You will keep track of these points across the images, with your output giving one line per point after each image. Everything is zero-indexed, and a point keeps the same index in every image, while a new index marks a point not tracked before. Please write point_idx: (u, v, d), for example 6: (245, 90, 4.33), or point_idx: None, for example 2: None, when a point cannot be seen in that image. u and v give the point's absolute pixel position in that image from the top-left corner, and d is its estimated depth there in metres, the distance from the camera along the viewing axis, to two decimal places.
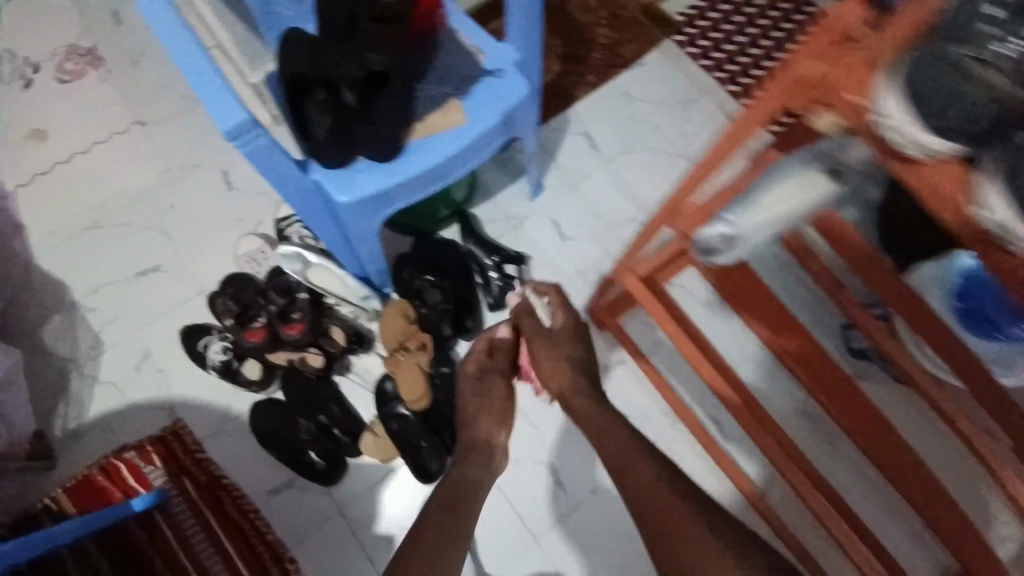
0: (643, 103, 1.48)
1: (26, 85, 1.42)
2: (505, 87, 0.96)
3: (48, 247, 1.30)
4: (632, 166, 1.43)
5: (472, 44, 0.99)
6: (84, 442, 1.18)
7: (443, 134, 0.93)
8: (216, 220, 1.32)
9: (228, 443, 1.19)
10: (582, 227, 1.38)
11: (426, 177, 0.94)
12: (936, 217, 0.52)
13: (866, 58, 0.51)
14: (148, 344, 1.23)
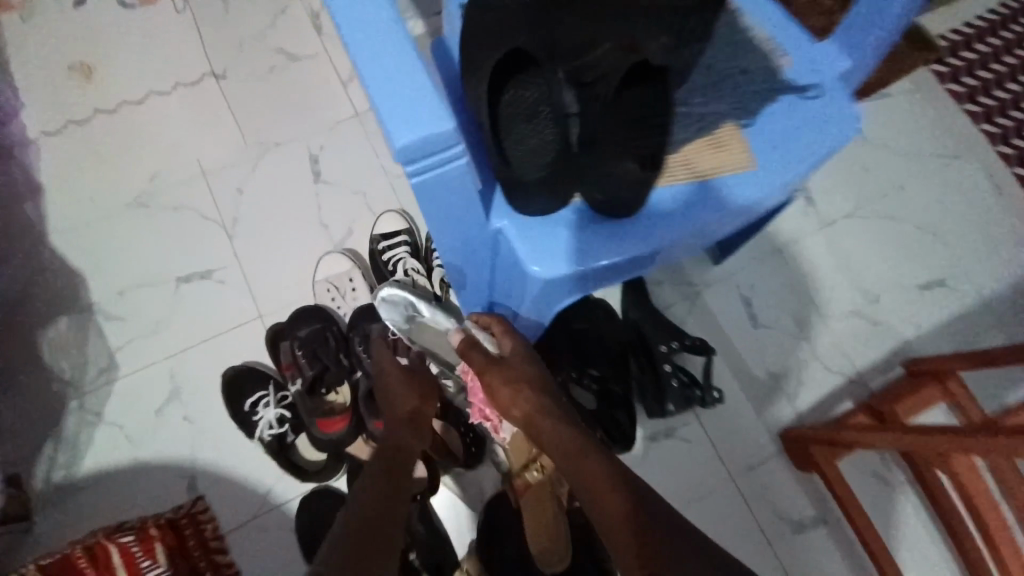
0: (885, 149, 1.07)
1: (77, 1, 1.10)
2: (821, 121, 0.58)
3: (72, 220, 0.98)
4: (861, 236, 1.02)
5: (769, 36, 0.61)
6: (71, 503, 0.85)
7: (708, 186, 0.57)
8: (296, 224, 0.97)
9: (260, 545, 0.84)
10: (783, 309, 0.98)
11: (662, 252, 0.59)
12: None
13: None
14: (176, 378, 0.89)
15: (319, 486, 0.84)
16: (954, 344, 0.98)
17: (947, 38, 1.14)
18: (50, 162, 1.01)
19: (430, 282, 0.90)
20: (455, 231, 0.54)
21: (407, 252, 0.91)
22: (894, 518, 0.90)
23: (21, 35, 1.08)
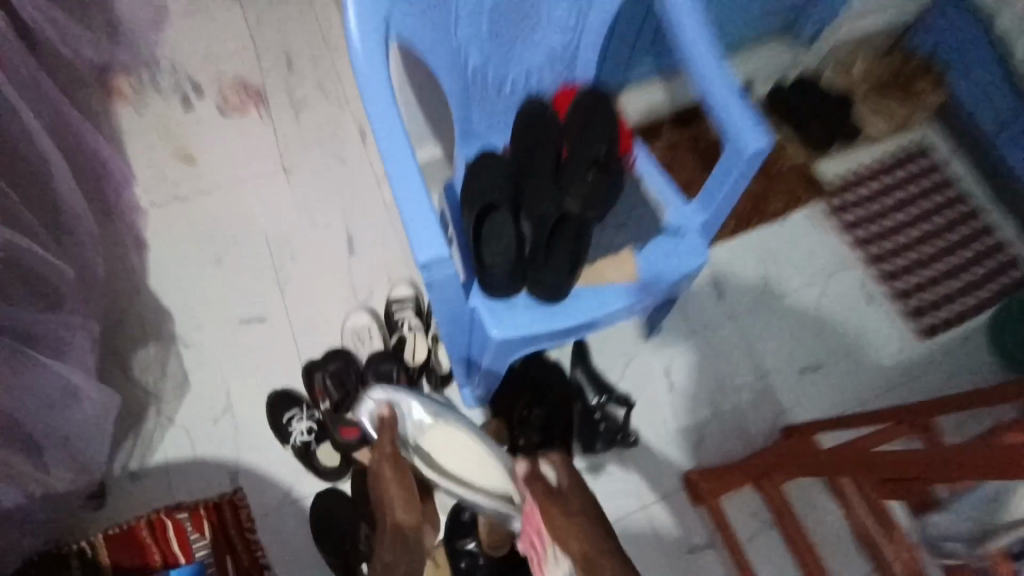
0: (780, 263, 1.43)
1: (187, 109, 1.48)
2: (683, 253, 0.92)
3: (165, 271, 1.30)
4: (756, 328, 1.36)
5: (655, 195, 0.96)
6: (140, 487, 1.10)
7: (615, 287, 0.90)
8: (332, 284, 1.30)
9: (280, 527, 1.10)
10: (694, 378, 1.29)
11: (578, 329, 0.89)
12: None
13: None
14: (233, 397, 1.19)
15: (330, 486, 1.12)
16: (823, 415, 1.29)
17: (840, 178, 1.54)
18: (154, 226, 1.34)
19: (426, 336, 1.19)
20: (445, 309, 0.84)
21: (411, 312, 1.21)
22: (771, 548, 1.16)
23: (142, 129, 1.45)
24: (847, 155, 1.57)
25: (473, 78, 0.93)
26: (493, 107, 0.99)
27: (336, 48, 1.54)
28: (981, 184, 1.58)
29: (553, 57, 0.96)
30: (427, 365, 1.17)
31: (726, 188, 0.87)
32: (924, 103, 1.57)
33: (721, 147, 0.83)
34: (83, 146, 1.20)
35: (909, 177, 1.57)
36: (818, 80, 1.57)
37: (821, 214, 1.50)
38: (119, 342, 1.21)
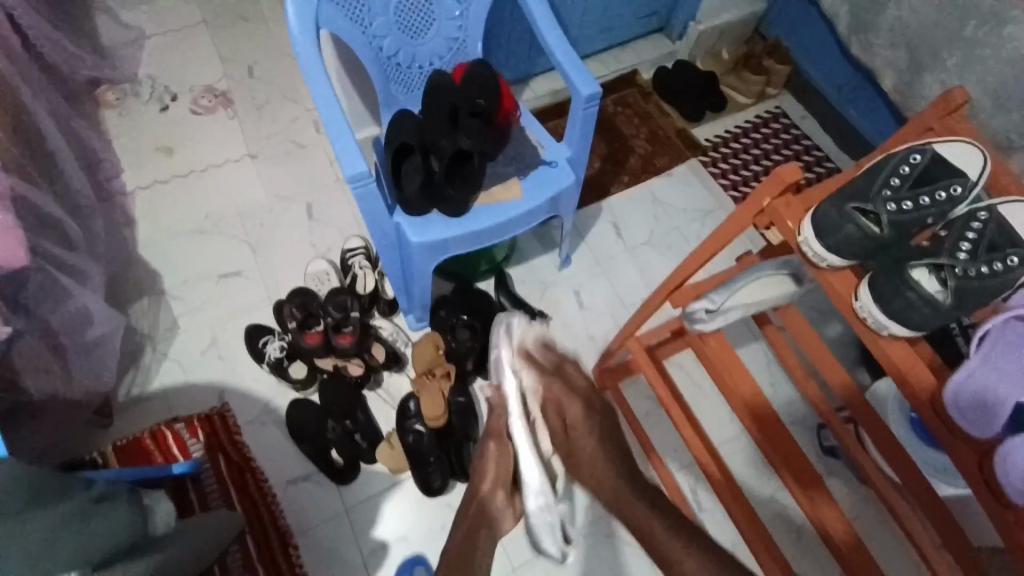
0: (667, 208, 1.72)
1: (163, 109, 1.73)
2: (557, 177, 1.23)
3: (152, 240, 1.55)
4: (648, 259, 1.65)
5: (536, 140, 1.29)
6: (142, 407, 1.35)
7: (504, 206, 1.19)
8: (295, 242, 1.57)
9: (262, 432, 1.35)
10: (598, 298, 1.58)
11: (477, 238, 1.19)
12: (838, 309, 0.82)
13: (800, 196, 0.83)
14: (216, 335, 1.44)
15: (301, 394, 1.38)
16: None
17: (710, 139, 1.84)
18: (140, 206, 1.59)
19: (374, 273, 1.46)
20: (376, 223, 1.14)
21: (362, 256, 1.49)
22: (661, 426, 1.45)
23: (124, 129, 1.69)
24: (718, 121, 1.88)
25: (388, 57, 1.25)
26: (406, 83, 1.31)
27: (291, 58, 1.83)
28: (834, 140, 1.87)
29: (448, 43, 1.29)
30: (375, 294, 1.45)
31: (580, 127, 1.19)
32: (773, 77, 1.88)
33: (572, 97, 1.16)
34: (74, 137, 1.47)
35: (770, 135, 1.86)
36: (691, 64, 1.92)
37: (698, 167, 1.79)
38: (116, 297, 1.45)
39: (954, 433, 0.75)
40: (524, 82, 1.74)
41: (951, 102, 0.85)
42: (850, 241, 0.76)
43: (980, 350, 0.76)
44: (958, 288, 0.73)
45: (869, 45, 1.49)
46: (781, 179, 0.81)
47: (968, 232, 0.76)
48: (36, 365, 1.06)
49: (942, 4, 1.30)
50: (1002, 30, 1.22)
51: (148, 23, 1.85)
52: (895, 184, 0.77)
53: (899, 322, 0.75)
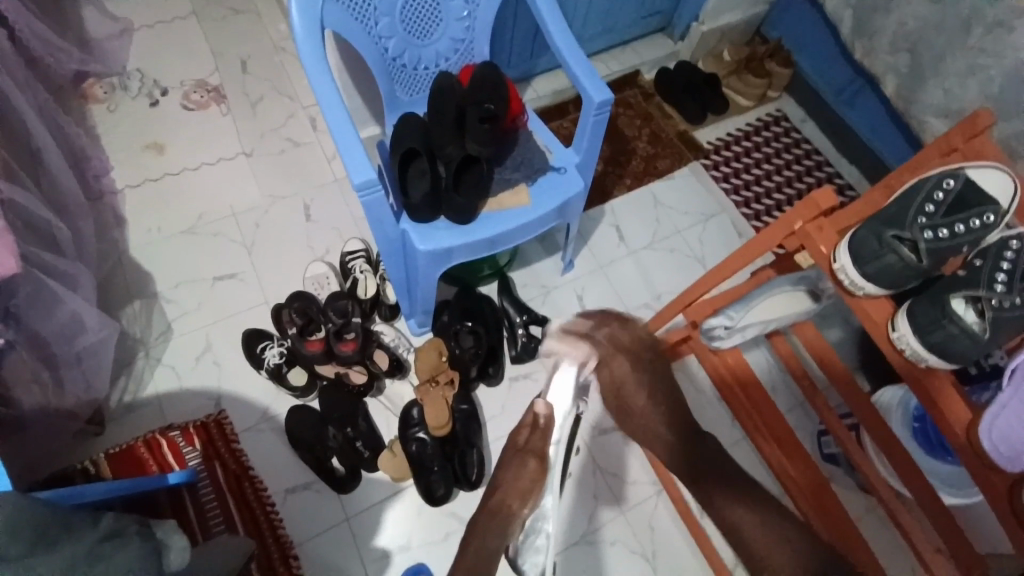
0: (669, 211, 1.71)
1: (153, 104, 1.67)
2: (565, 183, 1.21)
3: (143, 241, 1.50)
4: (651, 263, 1.64)
5: (543, 145, 1.27)
6: (135, 414, 1.31)
7: (512, 212, 1.18)
8: (293, 243, 1.53)
9: (259, 440, 1.32)
10: (601, 304, 1.57)
11: (486, 245, 1.17)
12: (872, 337, 0.83)
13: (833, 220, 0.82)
14: (211, 340, 1.40)
15: (301, 400, 1.35)
16: None
17: (712, 142, 1.83)
18: (130, 205, 1.53)
19: (375, 277, 1.44)
20: (382, 229, 1.12)
21: (362, 259, 1.45)
22: None
23: (112, 123, 1.63)
24: (720, 123, 1.87)
25: (393, 58, 1.22)
26: (411, 84, 1.28)
27: (285, 52, 1.78)
28: (834, 144, 1.87)
29: (454, 44, 1.26)
30: (376, 299, 1.42)
31: (589, 132, 1.17)
32: (776, 79, 1.86)
33: (582, 103, 1.14)
34: (61, 133, 1.42)
35: (771, 138, 1.86)
36: (693, 65, 1.91)
37: (700, 170, 1.78)
38: (106, 301, 1.41)
39: (987, 468, 0.75)
40: (526, 81, 1.71)
41: (977, 123, 0.77)
42: (886, 272, 0.76)
43: (1012, 383, 0.74)
44: (995, 320, 0.73)
45: (873, 50, 1.48)
46: (816, 204, 0.81)
47: (1003, 260, 0.74)
48: (26, 376, 1.02)
49: (950, 11, 1.29)
50: (1008, 39, 1.21)
51: (135, 13, 1.78)
52: (929, 211, 0.76)
53: (936, 354, 0.75)
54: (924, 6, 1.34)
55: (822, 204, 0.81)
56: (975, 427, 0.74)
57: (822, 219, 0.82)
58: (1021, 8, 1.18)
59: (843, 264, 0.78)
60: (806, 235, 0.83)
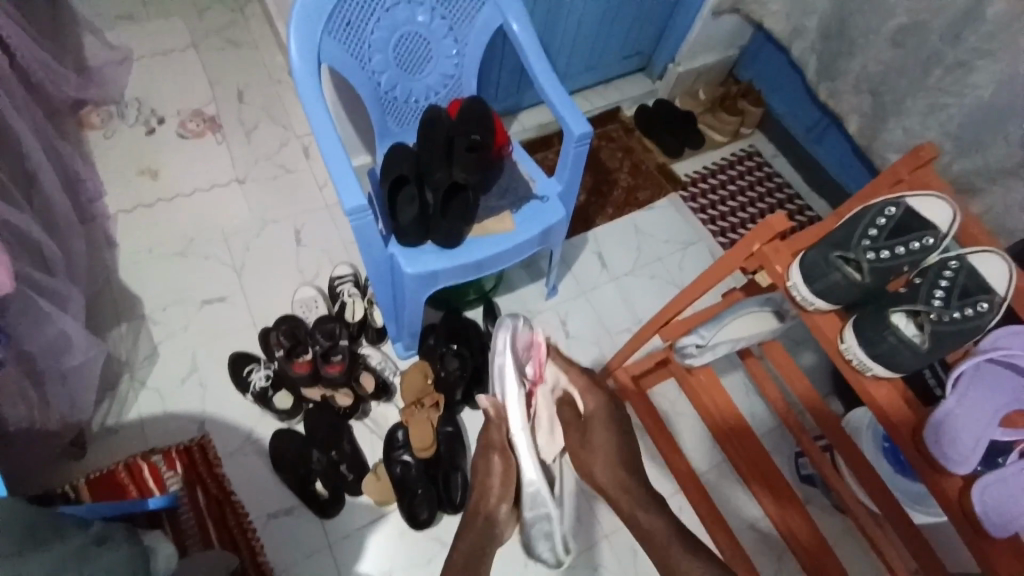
0: (649, 239, 1.78)
1: (149, 132, 1.72)
2: (548, 210, 1.27)
3: (133, 264, 1.52)
4: (632, 289, 1.69)
5: (527, 174, 1.33)
6: (117, 437, 1.30)
7: (498, 238, 1.23)
8: (282, 267, 1.56)
9: (242, 463, 1.31)
10: (584, 328, 1.61)
11: (473, 268, 1.22)
12: (825, 348, 0.89)
13: (788, 243, 0.89)
14: (197, 362, 1.41)
15: (286, 423, 1.35)
16: None
17: (689, 175, 1.92)
18: (122, 228, 1.56)
19: (363, 300, 1.47)
20: (370, 252, 1.16)
21: (351, 283, 1.49)
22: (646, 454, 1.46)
23: (107, 150, 1.67)
24: (696, 157, 1.96)
25: (385, 92, 1.29)
26: (402, 116, 1.35)
27: (281, 84, 1.85)
28: (804, 178, 1.98)
29: (444, 81, 1.34)
30: (363, 322, 1.45)
31: (570, 162, 1.24)
32: (749, 117, 1.97)
33: (564, 135, 1.21)
34: (57, 158, 1.45)
35: (744, 172, 1.96)
36: (671, 103, 2.02)
37: (678, 201, 1.86)
38: (94, 322, 1.42)
39: (934, 471, 0.80)
40: (512, 114, 1.80)
41: (920, 155, 0.88)
42: (833, 289, 0.83)
43: (956, 391, 0.81)
44: (934, 333, 0.80)
45: (836, 91, 1.59)
46: (772, 228, 0.86)
47: (941, 280, 0.81)
48: (11, 393, 1.02)
49: (906, 56, 1.40)
50: (966, 79, 1.29)
51: (135, 45, 1.85)
52: (872, 235, 0.83)
53: (880, 363, 0.82)
54: (884, 51, 1.44)
55: (776, 227, 0.86)
56: (922, 432, 0.80)
57: (777, 241, 0.88)
58: (979, 50, 1.26)
59: (797, 285, 0.84)
60: (764, 257, 0.89)
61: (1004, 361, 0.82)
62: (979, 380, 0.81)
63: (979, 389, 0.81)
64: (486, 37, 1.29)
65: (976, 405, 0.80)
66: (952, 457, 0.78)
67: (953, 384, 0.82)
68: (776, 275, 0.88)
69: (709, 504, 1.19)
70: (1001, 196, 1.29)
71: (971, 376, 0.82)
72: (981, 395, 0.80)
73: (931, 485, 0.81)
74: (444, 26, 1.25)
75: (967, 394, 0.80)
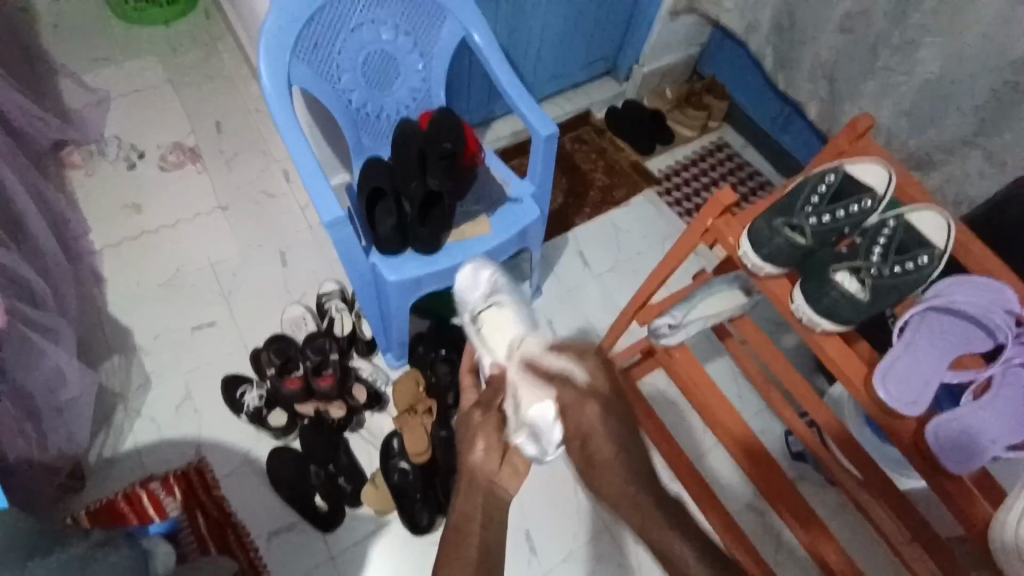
0: (627, 235, 1.83)
1: (130, 168, 1.75)
2: (523, 212, 1.32)
3: (122, 296, 1.54)
4: (614, 285, 1.73)
5: (502, 178, 1.38)
6: (115, 468, 1.32)
7: (476, 242, 1.27)
8: (270, 287, 1.59)
9: (240, 482, 1.33)
10: (572, 325, 1.65)
11: (453, 271, 1.25)
12: (779, 311, 0.94)
13: (737, 218, 0.95)
14: (190, 388, 1.43)
15: (283, 439, 1.38)
16: None
17: (663, 170, 1.98)
18: (109, 263, 1.58)
19: (351, 314, 1.49)
20: (352, 264, 1.19)
21: (338, 298, 1.51)
22: None
23: (90, 189, 1.70)
24: (668, 152, 2.02)
25: (357, 110, 1.34)
26: (376, 133, 1.40)
27: (258, 113, 1.90)
28: (774, 166, 2.03)
29: (414, 96, 1.39)
30: (353, 335, 1.47)
31: (540, 163, 1.29)
32: (714, 111, 2.03)
33: (532, 137, 1.26)
34: (40, 198, 1.47)
35: (715, 164, 2.01)
36: (639, 103, 2.08)
37: (653, 197, 1.91)
38: (86, 356, 1.44)
39: (889, 415, 0.85)
40: (485, 124, 1.85)
41: (858, 128, 1.02)
42: (780, 254, 0.88)
43: (902, 339, 0.88)
44: (875, 287, 0.85)
45: (793, 79, 1.64)
46: (720, 203, 0.92)
47: (880, 237, 0.88)
48: (10, 428, 1.05)
49: (855, 41, 1.46)
50: (914, 56, 1.35)
51: (111, 85, 1.89)
52: (814, 202, 0.90)
53: (828, 319, 0.86)
54: (836, 38, 1.50)
55: (724, 202, 0.91)
56: (872, 375, 0.85)
57: (727, 215, 0.94)
58: (925, 27, 1.31)
59: (749, 256, 0.89)
60: (716, 232, 0.94)
61: (945, 310, 0.89)
62: (921, 332, 0.88)
63: (923, 340, 0.87)
64: (449, 50, 1.34)
65: (920, 353, 0.86)
66: (903, 399, 0.83)
67: (896, 338, 0.89)
68: (729, 249, 0.93)
69: (699, 481, 1.22)
70: (958, 167, 1.34)
71: (913, 329, 0.89)
72: (925, 345, 0.87)
73: (885, 427, 0.86)
74: (408, 43, 1.30)
75: (910, 346, 0.87)
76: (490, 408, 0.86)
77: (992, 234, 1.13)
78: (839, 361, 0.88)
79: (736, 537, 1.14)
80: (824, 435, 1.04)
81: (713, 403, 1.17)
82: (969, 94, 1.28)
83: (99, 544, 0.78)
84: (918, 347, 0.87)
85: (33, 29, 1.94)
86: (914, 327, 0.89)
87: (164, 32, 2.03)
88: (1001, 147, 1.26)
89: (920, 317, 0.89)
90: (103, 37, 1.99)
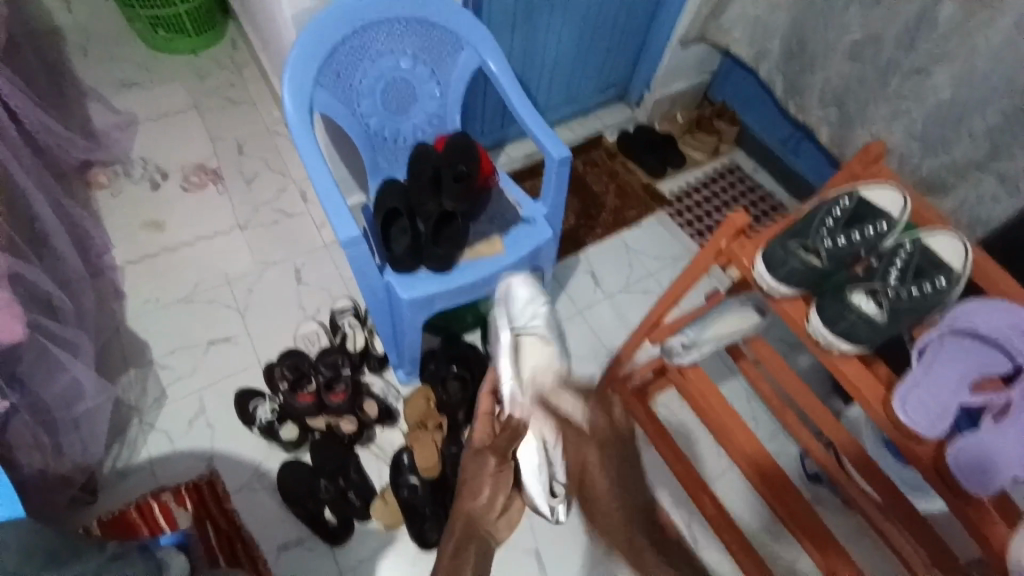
0: (639, 255, 1.83)
1: (154, 187, 1.81)
2: (536, 231, 1.34)
3: (142, 311, 1.57)
4: (626, 305, 1.73)
5: (515, 199, 1.41)
6: (128, 480, 1.33)
7: (489, 260, 1.29)
8: (285, 304, 1.62)
9: (250, 498, 1.33)
10: (583, 344, 1.65)
11: (466, 289, 1.27)
12: (795, 332, 0.93)
13: (751, 239, 0.95)
14: (203, 402, 1.44)
15: (293, 454, 1.38)
16: None
17: (674, 192, 1.99)
18: (130, 280, 1.62)
19: (364, 331, 1.51)
20: (367, 281, 1.21)
21: (352, 315, 1.53)
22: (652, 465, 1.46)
23: (115, 207, 1.75)
24: (679, 175, 2.03)
25: (375, 132, 1.38)
26: (393, 154, 1.44)
27: (278, 135, 1.95)
28: (785, 188, 2.04)
29: (431, 119, 1.43)
30: (366, 352, 1.48)
31: (554, 185, 1.31)
32: (725, 135, 2.05)
33: (546, 159, 1.28)
34: (67, 216, 1.52)
35: (727, 187, 2.03)
36: (650, 127, 2.11)
37: (665, 218, 1.92)
38: (104, 369, 1.46)
39: (908, 438, 0.84)
40: (498, 147, 1.89)
41: (870, 151, 1.03)
42: (795, 275, 0.88)
43: (921, 361, 0.87)
44: (893, 309, 0.85)
45: (804, 104, 1.66)
46: (733, 224, 0.93)
47: (896, 260, 0.88)
48: (29, 439, 1.06)
49: (864, 68, 1.48)
50: (924, 82, 1.37)
51: (139, 109, 1.97)
52: (829, 224, 0.90)
53: (845, 340, 0.85)
54: (845, 65, 1.53)
55: (738, 223, 0.92)
56: (890, 400, 0.85)
57: (741, 236, 0.95)
58: (935, 54, 1.33)
59: (764, 277, 0.90)
60: (730, 253, 0.95)
61: (968, 328, 0.86)
62: (939, 354, 0.87)
63: (941, 362, 0.86)
64: (466, 75, 1.38)
65: (939, 375, 0.85)
66: (921, 422, 0.82)
67: (914, 359, 0.88)
68: (744, 270, 0.94)
69: (712, 503, 1.20)
70: (972, 190, 1.34)
71: (930, 351, 0.88)
72: (943, 367, 0.86)
73: (903, 448, 0.84)
74: (427, 69, 1.34)
75: (927, 368, 0.86)
76: (504, 456, 1.09)
77: (1008, 258, 1.12)
78: (855, 381, 0.88)
79: (750, 562, 1.11)
80: (841, 457, 1.02)
81: (728, 423, 1.16)
82: (981, 119, 1.29)
83: (111, 557, 0.79)
84: (937, 369, 0.85)
85: (68, 56, 2.03)
86: (933, 348, 0.88)
87: (191, 59, 2.12)
88: (1015, 170, 1.26)
89: (939, 338, 0.88)
90: (134, 63, 2.08)
